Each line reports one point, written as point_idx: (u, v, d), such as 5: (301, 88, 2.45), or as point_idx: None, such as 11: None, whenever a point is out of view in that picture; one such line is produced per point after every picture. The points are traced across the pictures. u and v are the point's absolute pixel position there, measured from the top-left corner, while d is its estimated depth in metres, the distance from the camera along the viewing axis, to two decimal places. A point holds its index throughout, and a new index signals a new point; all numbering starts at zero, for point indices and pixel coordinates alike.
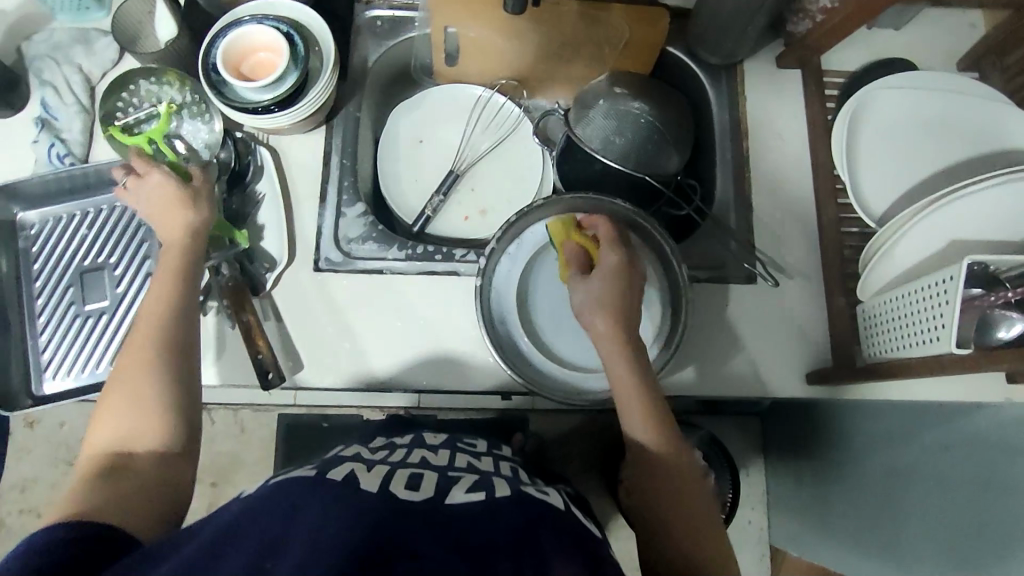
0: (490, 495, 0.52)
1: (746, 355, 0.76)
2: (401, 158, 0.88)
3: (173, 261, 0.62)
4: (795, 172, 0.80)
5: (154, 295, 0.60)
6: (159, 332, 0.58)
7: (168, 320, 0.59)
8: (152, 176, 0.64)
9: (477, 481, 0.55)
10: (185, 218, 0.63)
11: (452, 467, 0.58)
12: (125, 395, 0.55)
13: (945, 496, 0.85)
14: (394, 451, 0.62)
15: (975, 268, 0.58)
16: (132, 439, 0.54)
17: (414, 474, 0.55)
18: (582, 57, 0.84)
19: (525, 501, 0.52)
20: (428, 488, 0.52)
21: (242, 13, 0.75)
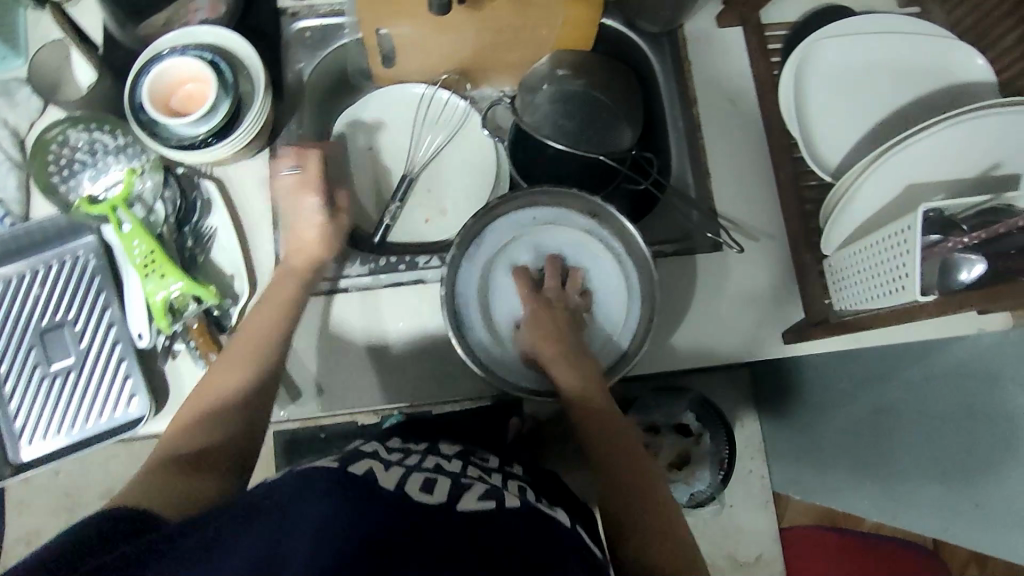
0: (499, 504, 0.52)
1: (720, 323, 0.76)
2: (353, 170, 0.86)
3: (292, 284, 0.69)
4: (748, 132, 0.80)
5: (256, 322, 0.66)
6: (249, 350, 0.63)
7: (266, 338, 0.64)
8: (313, 200, 0.72)
9: (489, 489, 0.54)
10: (319, 254, 0.71)
11: (464, 475, 0.57)
12: (210, 394, 0.61)
13: (936, 428, 0.86)
14: (409, 454, 0.60)
15: (931, 213, 0.59)
16: (212, 436, 0.58)
17: (427, 478, 0.54)
18: (520, 44, 0.82)
19: (533, 518, 0.52)
20: (440, 492, 0.51)
21: (161, 46, 0.72)
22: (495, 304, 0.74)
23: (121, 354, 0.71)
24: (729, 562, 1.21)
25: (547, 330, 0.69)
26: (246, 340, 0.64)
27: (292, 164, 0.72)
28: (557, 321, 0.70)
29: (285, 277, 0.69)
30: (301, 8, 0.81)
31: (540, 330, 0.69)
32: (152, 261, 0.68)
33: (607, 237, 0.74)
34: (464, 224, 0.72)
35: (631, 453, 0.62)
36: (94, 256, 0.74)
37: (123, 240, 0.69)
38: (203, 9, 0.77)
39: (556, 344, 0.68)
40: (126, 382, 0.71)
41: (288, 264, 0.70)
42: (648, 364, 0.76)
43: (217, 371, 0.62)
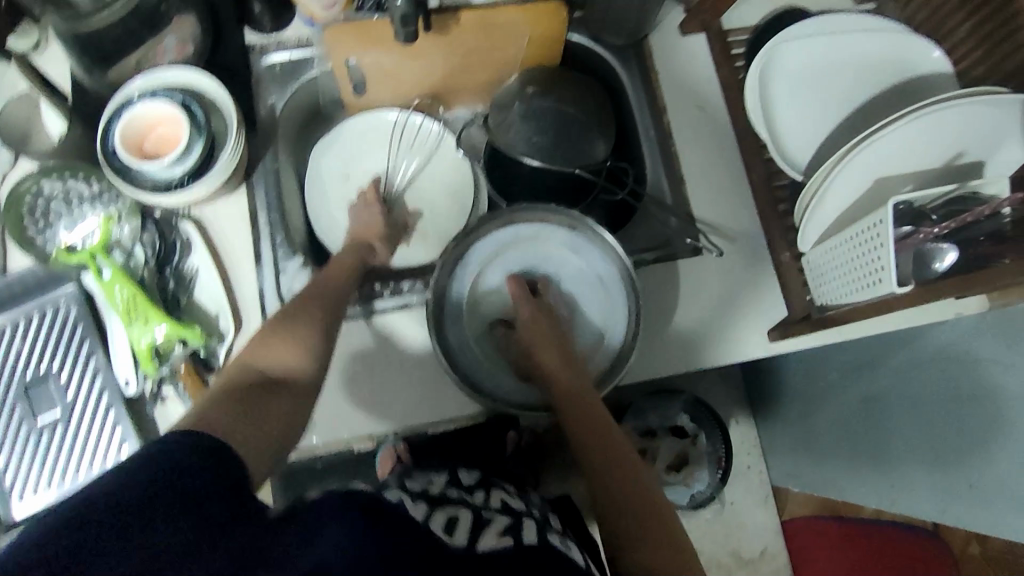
0: (517, 543, 0.50)
1: (706, 326, 0.77)
2: (332, 199, 0.87)
3: (349, 263, 0.73)
4: (719, 136, 0.81)
5: (315, 288, 0.67)
6: (315, 319, 0.62)
7: (327, 302, 0.65)
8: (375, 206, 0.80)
9: (508, 525, 0.52)
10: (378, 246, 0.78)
11: (485, 507, 0.55)
12: (277, 349, 0.58)
13: (926, 412, 0.88)
14: (429, 483, 0.58)
15: (902, 207, 0.61)
16: (284, 376, 0.56)
17: (451, 514, 0.51)
18: (487, 62, 0.83)
19: (548, 555, 0.51)
20: (464, 529, 0.50)
21: (129, 90, 0.72)
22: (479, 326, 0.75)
23: (109, 401, 0.71)
24: (734, 560, 1.24)
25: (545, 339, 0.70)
26: (307, 312, 0.63)
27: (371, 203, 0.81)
28: (550, 327, 0.71)
29: (334, 272, 0.70)
30: (269, 43, 0.80)
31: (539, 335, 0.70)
32: (135, 305, 0.68)
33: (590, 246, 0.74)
34: (446, 246, 0.73)
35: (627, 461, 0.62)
36: (76, 305, 0.73)
37: (105, 287, 0.69)
38: (171, 50, 0.76)
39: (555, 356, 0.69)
40: (116, 430, 0.70)
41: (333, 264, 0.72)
42: (638, 372, 0.76)
43: (279, 321, 0.61)
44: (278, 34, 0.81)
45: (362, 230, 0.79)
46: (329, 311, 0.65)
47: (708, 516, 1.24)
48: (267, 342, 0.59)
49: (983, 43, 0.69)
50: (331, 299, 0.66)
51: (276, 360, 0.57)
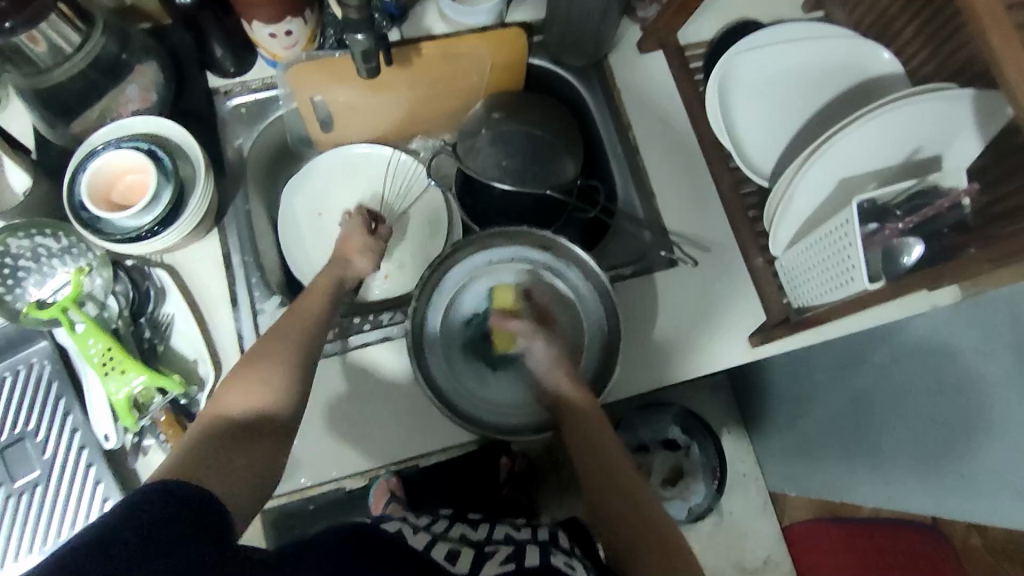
0: (518, 565, 0.50)
1: (688, 336, 0.77)
2: (307, 238, 0.87)
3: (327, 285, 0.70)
4: (684, 149, 0.82)
5: (295, 315, 0.65)
6: (292, 348, 0.61)
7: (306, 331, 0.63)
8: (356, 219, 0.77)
9: (511, 553, 0.53)
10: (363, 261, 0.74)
11: (488, 541, 0.56)
12: (247, 388, 0.56)
13: (911, 405, 0.88)
14: (438, 522, 0.60)
15: (865, 205, 0.61)
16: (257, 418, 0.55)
17: (452, 547, 0.53)
18: (452, 91, 0.84)
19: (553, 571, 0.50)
20: (465, 561, 0.51)
21: (93, 143, 0.71)
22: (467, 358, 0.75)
23: (88, 459, 0.69)
24: (738, 570, 1.22)
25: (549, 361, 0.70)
26: (284, 342, 0.61)
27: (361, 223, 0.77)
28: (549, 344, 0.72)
29: (316, 297, 0.68)
30: (233, 86, 0.81)
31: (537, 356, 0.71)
32: (111, 359, 0.66)
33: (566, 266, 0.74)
34: (421, 274, 0.73)
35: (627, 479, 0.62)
36: (50, 361, 0.72)
37: (78, 341, 0.67)
38: (135, 100, 0.76)
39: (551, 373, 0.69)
40: (97, 487, 0.68)
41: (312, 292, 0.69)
42: (626, 386, 0.76)
43: (256, 353, 0.59)
44: (242, 77, 0.81)
45: (347, 249, 0.75)
46: (309, 343, 0.62)
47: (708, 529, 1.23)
48: (242, 377, 0.57)
49: (929, 43, 0.72)
50: (311, 330, 0.64)
51: (252, 400, 0.56)
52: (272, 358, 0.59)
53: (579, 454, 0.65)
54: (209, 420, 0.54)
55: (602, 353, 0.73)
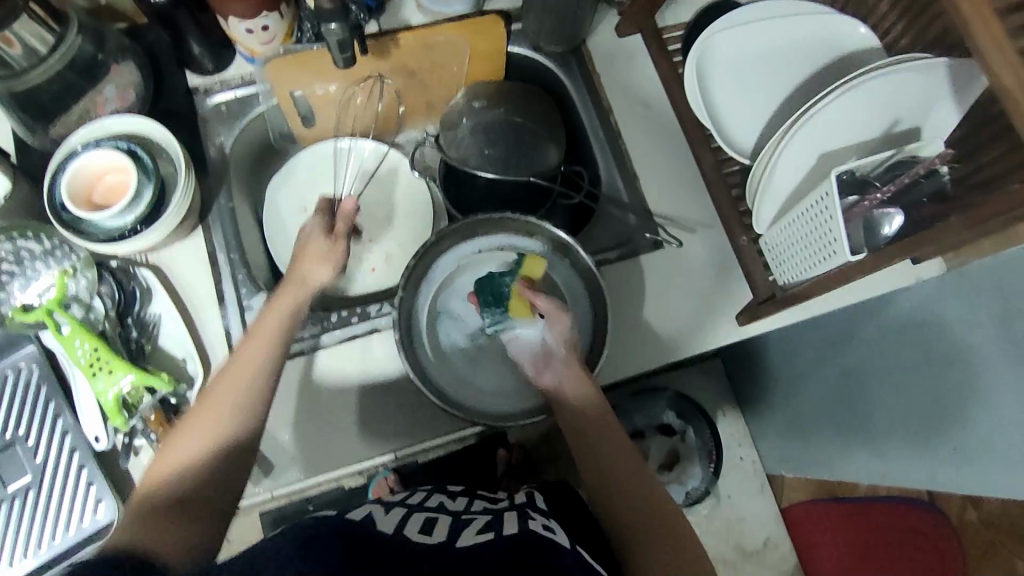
0: (498, 533, 0.52)
1: (675, 317, 0.77)
2: (292, 233, 0.86)
3: (286, 299, 0.67)
4: (666, 131, 0.83)
5: (248, 347, 0.64)
6: (240, 390, 0.61)
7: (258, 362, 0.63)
8: (310, 223, 0.71)
9: (488, 521, 0.55)
10: (321, 273, 0.69)
11: (466, 512, 0.59)
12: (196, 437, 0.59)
13: (901, 379, 0.89)
14: (418, 495, 0.62)
15: (845, 177, 0.63)
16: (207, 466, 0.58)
17: (427, 517, 0.55)
18: (432, 81, 0.84)
19: (532, 537, 0.52)
20: (440, 531, 0.53)
21: (72, 144, 0.71)
22: (461, 355, 0.74)
23: (80, 461, 0.69)
24: (738, 553, 1.22)
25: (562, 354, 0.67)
26: (233, 386, 0.61)
27: (318, 229, 0.71)
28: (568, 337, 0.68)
29: (276, 315, 0.65)
30: (213, 84, 0.81)
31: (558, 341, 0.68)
32: (98, 359, 0.66)
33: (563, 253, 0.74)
34: (412, 257, 0.72)
35: (636, 478, 0.64)
36: (39, 364, 0.71)
37: (64, 342, 0.67)
38: (113, 100, 0.77)
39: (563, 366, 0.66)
40: (90, 489, 0.68)
41: (280, 302, 0.67)
42: (615, 368, 0.76)
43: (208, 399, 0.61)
44: (220, 74, 0.81)
45: (305, 257, 0.69)
46: (257, 377, 0.62)
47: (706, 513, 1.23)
48: (195, 420, 0.60)
49: (905, 15, 0.71)
50: (262, 358, 0.63)
51: (199, 446, 0.59)
52: (217, 404, 0.60)
53: (588, 454, 0.65)
54: (165, 471, 0.58)
55: (589, 336, 0.73)
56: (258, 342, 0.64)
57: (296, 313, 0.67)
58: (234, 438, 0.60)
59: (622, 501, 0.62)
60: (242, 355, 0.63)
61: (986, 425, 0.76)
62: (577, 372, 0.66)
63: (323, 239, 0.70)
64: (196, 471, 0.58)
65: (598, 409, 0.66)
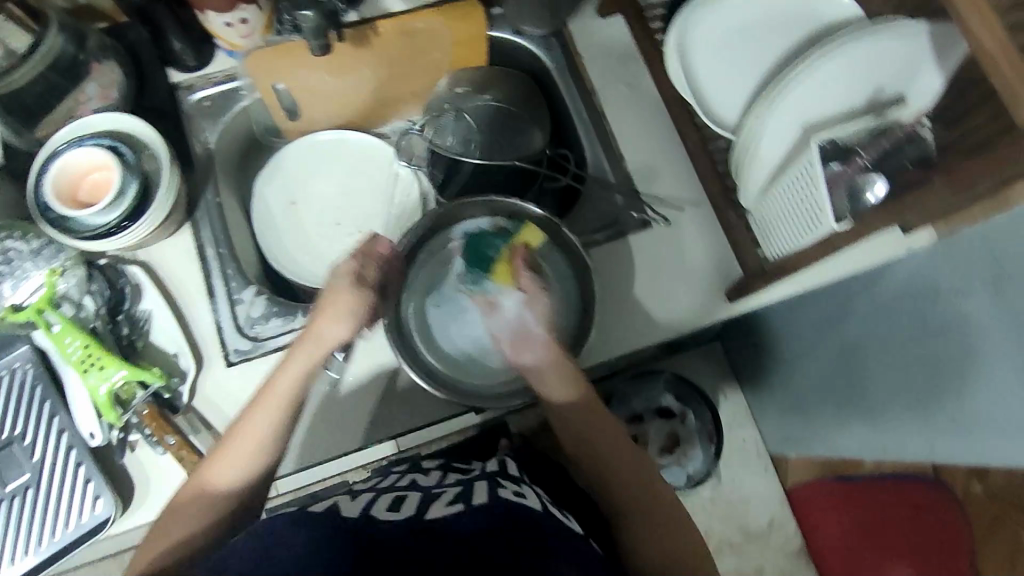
0: (467, 504, 0.55)
1: (666, 296, 0.77)
2: (282, 226, 0.87)
3: (309, 356, 0.65)
4: (651, 110, 0.83)
5: (267, 401, 0.64)
6: (243, 446, 0.62)
7: (273, 418, 0.63)
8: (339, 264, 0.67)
9: (458, 492, 0.58)
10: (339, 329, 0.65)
11: (438, 485, 0.62)
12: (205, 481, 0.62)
13: (902, 354, 0.86)
14: (392, 479, 0.65)
15: (828, 147, 0.63)
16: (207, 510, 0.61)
17: (396, 497, 0.58)
18: (415, 70, 0.84)
19: (498, 505, 0.55)
20: (409, 507, 0.55)
21: (55, 144, 0.71)
22: (461, 336, 0.74)
23: (77, 459, 0.69)
24: (742, 534, 1.24)
25: (551, 367, 0.65)
26: (240, 443, 0.62)
27: (344, 279, 0.66)
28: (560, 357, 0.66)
29: (288, 381, 0.64)
30: (195, 80, 0.81)
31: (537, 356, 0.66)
32: (89, 356, 0.67)
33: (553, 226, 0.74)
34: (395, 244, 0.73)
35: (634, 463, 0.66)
36: (32, 364, 0.71)
37: (56, 341, 0.68)
38: (94, 98, 0.77)
39: (548, 380, 0.65)
40: (88, 486, 0.69)
41: (294, 363, 0.65)
42: (605, 347, 0.76)
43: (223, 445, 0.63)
44: (203, 69, 0.81)
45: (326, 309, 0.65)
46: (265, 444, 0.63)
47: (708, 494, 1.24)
48: (208, 470, 0.63)
49: None
50: (270, 422, 0.63)
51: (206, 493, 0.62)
52: (230, 456, 0.62)
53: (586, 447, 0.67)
54: (176, 505, 0.62)
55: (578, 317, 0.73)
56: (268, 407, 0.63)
57: (308, 374, 0.65)
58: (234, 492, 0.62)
59: (622, 487, 0.65)
60: (251, 418, 0.63)
61: (980, 398, 0.73)
62: (568, 376, 0.66)
63: (352, 294, 0.65)
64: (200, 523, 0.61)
65: (587, 403, 0.67)
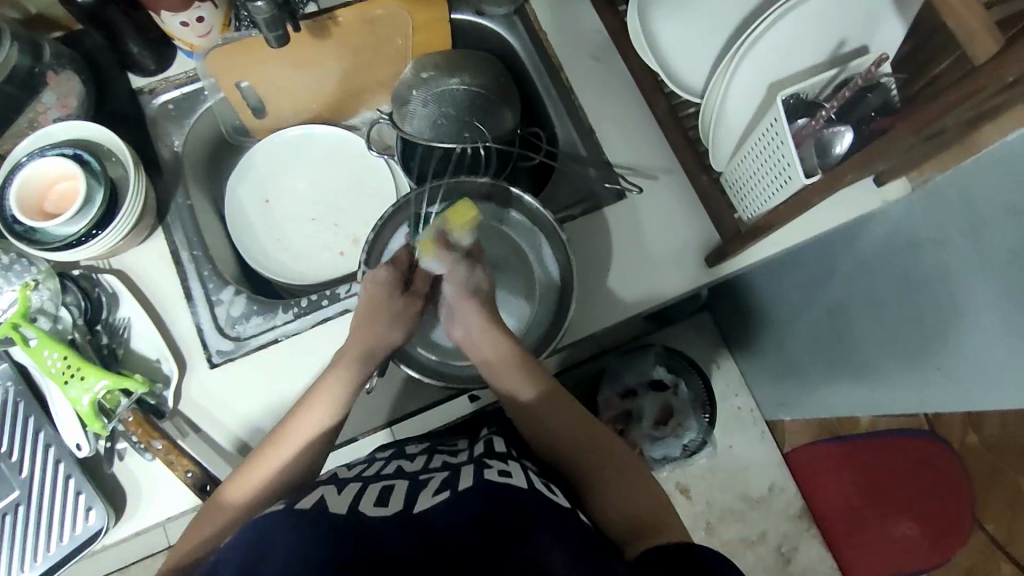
0: (454, 491, 0.55)
1: (646, 265, 0.77)
2: (256, 224, 0.86)
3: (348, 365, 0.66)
4: (618, 81, 0.83)
5: (303, 411, 0.64)
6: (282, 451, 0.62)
7: (312, 430, 0.63)
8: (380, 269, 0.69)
9: (444, 479, 0.59)
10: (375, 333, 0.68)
11: (424, 471, 0.62)
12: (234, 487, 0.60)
13: (881, 309, 0.86)
14: (378, 466, 0.65)
15: (791, 101, 0.62)
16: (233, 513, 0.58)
17: (382, 489, 0.57)
18: (380, 59, 0.83)
19: (489, 490, 0.55)
20: (396, 501, 0.55)
21: (18, 157, 0.71)
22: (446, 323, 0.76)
23: (67, 471, 0.69)
24: (744, 501, 1.23)
25: (500, 357, 0.68)
26: (278, 451, 0.62)
27: (386, 280, 0.69)
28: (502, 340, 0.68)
29: (331, 390, 0.65)
30: (157, 83, 0.81)
31: (490, 348, 0.68)
32: (70, 367, 0.66)
33: (500, 213, 0.77)
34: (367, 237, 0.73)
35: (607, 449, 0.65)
36: (13, 380, 0.71)
37: (34, 355, 0.67)
38: (53, 107, 0.75)
39: (506, 371, 0.68)
40: (79, 497, 0.68)
41: (333, 374, 0.66)
42: (586, 323, 0.76)
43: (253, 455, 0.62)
44: (163, 73, 0.81)
45: (367, 315, 0.68)
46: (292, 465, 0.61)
47: (706, 464, 1.24)
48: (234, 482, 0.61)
49: None
50: (311, 428, 0.63)
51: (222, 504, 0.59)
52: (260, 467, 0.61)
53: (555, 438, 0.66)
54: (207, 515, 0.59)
55: (555, 293, 0.74)
56: (305, 417, 0.63)
57: (350, 387, 0.66)
58: (243, 503, 0.59)
59: (596, 472, 0.63)
60: (285, 439, 0.62)
61: (965, 342, 0.73)
62: (523, 367, 0.68)
63: (390, 291, 0.69)
64: (206, 532, 0.57)
65: (555, 393, 0.68)
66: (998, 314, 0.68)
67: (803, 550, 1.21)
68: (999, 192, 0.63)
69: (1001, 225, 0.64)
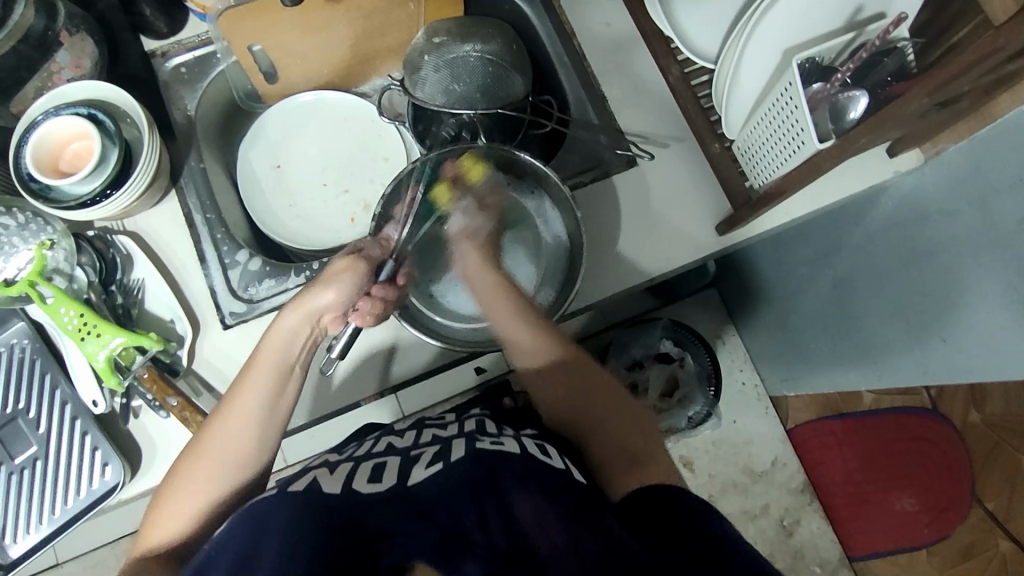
0: (448, 461, 0.56)
1: (654, 235, 0.77)
2: (267, 190, 0.86)
3: (293, 318, 0.65)
4: (630, 48, 0.82)
5: (257, 365, 0.63)
6: (241, 408, 0.61)
7: (268, 375, 0.63)
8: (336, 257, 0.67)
9: (437, 452, 0.59)
10: (322, 300, 0.65)
11: (415, 446, 0.63)
12: (190, 466, 0.60)
13: (889, 284, 0.85)
14: (368, 446, 0.66)
15: (807, 66, 0.64)
16: (201, 497, 0.59)
17: (376, 465, 0.59)
18: (392, 23, 0.81)
19: (482, 455, 0.55)
20: (390, 474, 0.57)
21: (33, 115, 0.71)
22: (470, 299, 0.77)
23: (83, 429, 0.70)
24: (747, 475, 1.24)
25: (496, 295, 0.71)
26: (236, 406, 0.61)
27: (345, 251, 0.69)
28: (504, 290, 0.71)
29: (275, 343, 0.64)
30: (168, 47, 0.82)
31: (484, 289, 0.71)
32: (86, 324, 0.67)
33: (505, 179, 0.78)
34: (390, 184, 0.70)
35: (616, 404, 0.67)
36: (29, 338, 0.72)
37: (51, 313, 0.68)
38: (67, 67, 0.76)
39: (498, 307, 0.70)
40: (95, 453, 0.70)
41: (281, 328, 0.64)
42: (596, 291, 0.77)
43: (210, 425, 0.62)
44: (176, 35, 0.82)
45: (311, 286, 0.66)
46: (262, 414, 0.62)
47: (710, 436, 1.25)
48: (196, 457, 0.60)
49: None
50: (257, 399, 0.62)
51: (190, 503, 0.59)
52: (221, 441, 0.60)
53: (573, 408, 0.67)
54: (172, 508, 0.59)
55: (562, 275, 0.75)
56: (258, 374, 0.62)
57: (299, 340, 0.65)
58: (222, 496, 0.60)
59: (597, 424, 0.65)
60: (229, 401, 0.62)
61: (974, 313, 0.73)
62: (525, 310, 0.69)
63: (363, 264, 0.67)
64: (188, 529, 0.59)
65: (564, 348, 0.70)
66: (1004, 282, 0.68)
67: (804, 524, 1.23)
68: (1008, 161, 0.63)
69: (1011, 193, 0.64)
